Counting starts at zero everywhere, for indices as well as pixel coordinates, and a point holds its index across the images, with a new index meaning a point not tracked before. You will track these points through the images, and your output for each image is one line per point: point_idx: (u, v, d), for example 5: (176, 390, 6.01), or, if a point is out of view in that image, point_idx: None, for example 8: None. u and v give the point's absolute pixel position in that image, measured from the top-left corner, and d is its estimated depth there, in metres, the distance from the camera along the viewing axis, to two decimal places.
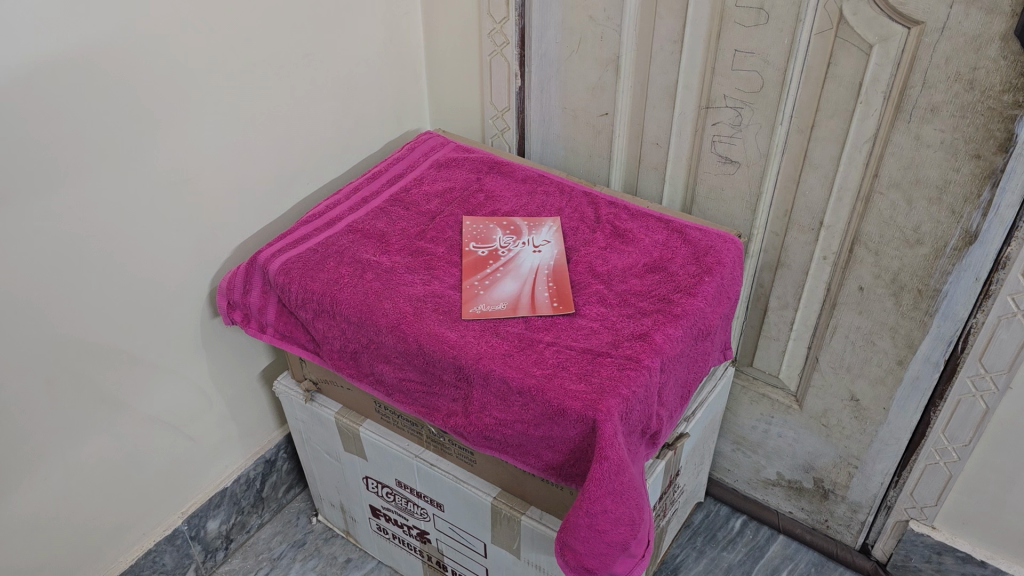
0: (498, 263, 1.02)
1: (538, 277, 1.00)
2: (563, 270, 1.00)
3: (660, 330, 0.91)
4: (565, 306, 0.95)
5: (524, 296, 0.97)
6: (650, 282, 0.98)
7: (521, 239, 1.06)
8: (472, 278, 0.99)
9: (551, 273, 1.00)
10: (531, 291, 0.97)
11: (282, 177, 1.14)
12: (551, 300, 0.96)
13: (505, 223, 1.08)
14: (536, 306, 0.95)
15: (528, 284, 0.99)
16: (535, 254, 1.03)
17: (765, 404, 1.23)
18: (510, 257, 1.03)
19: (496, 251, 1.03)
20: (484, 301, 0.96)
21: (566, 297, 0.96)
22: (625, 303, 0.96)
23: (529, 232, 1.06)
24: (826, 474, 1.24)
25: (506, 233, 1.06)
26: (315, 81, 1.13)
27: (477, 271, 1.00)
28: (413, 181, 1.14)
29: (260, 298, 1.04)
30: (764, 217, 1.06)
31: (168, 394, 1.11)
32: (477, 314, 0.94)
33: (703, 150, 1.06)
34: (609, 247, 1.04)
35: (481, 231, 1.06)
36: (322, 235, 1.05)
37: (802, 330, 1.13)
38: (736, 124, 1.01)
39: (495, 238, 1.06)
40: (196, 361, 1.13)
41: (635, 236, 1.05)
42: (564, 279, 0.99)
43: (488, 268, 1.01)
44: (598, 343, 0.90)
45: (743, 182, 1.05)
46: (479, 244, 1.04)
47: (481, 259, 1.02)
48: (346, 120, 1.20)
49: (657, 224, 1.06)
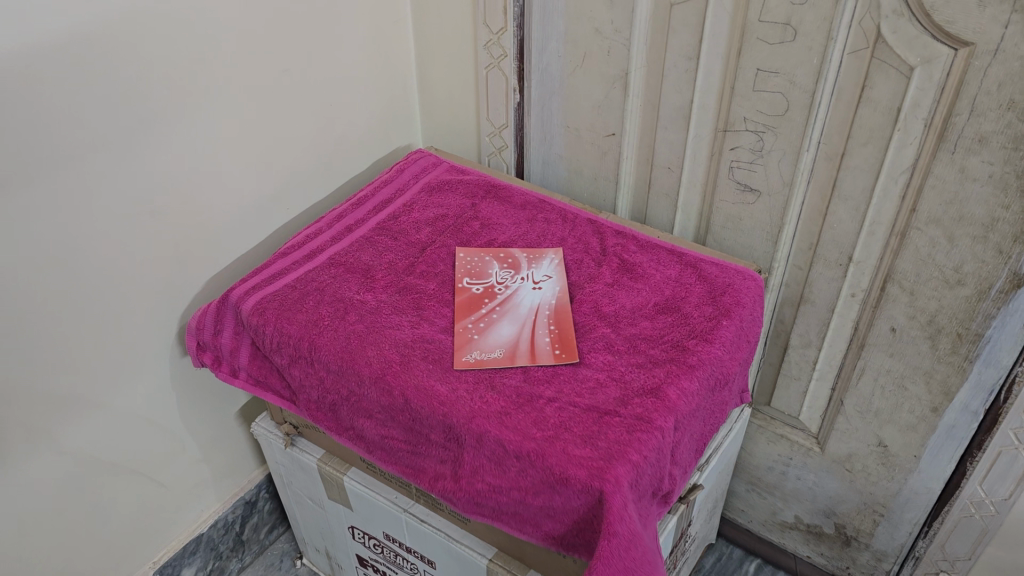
0: (494, 303, 0.92)
1: (539, 319, 0.90)
2: (566, 311, 0.91)
3: (673, 384, 0.82)
4: (568, 356, 0.86)
5: (522, 342, 0.88)
6: (661, 325, 0.89)
7: (520, 273, 0.96)
8: (464, 320, 0.90)
9: (552, 314, 0.91)
10: (531, 337, 0.88)
11: (258, 202, 1.05)
12: (552, 346, 0.87)
13: (501, 254, 0.99)
14: (535, 355, 0.86)
15: (527, 327, 0.89)
16: (534, 292, 0.94)
17: (784, 445, 1.14)
18: (507, 295, 0.94)
19: (492, 288, 0.94)
20: (477, 348, 0.87)
21: (570, 345, 0.87)
22: (634, 352, 0.86)
23: (526, 264, 0.97)
24: (848, 521, 1.15)
25: (502, 267, 0.97)
26: (294, 97, 1.03)
27: (471, 313, 0.91)
28: (403, 207, 1.05)
29: (232, 339, 0.94)
30: (786, 249, 0.97)
31: (135, 440, 1.02)
32: (469, 363, 0.85)
33: (720, 176, 0.97)
34: (615, 283, 0.94)
35: (475, 265, 0.97)
36: (302, 269, 0.96)
37: (826, 371, 1.04)
38: (757, 149, 0.92)
39: (491, 273, 0.96)
40: (167, 404, 1.04)
41: (643, 271, 0.95)
42: (568, 322, 0.90)
43: (482, 309, 0.92)
44: (605, 400, 0.81)
45: (764, 212, 0.96)
46: (474, 280, 0.95)
47: (475, 298, 0.93)
48: (327, 139, 1.11)
49: (669, 257, 0.97)
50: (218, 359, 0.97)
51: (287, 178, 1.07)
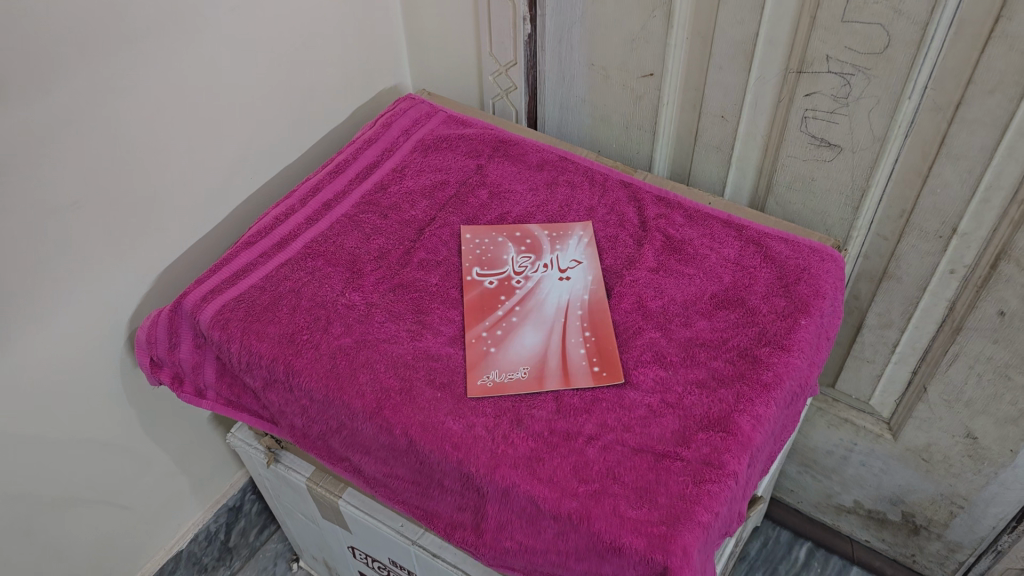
0: (512, 301, 0.75)
1: (569, 324, 0.73)
2: (603, 311, 0.73)
3: (746, 412, 0.65)
4: (611, 375, 0.68)
5: (550, 357, 0.70)
6: (723, 326, 0.71)
7: (542, 259, 0.78)
8: (475, 328, 0.72)
9: (586, 315, 0.73)
10: (562, 349, 0.71)
11: (215, 175, 0.85)
12: (590, 361, 0.69)
13: (517, 232, 0.80)
14: (569, 375, 0.68)
15: (556, 334, 0.72)
16: (561, 286, 0.76)
17: (848, 430, 0.98)
18: (527, 289, 0.76)
19: (508, 282, 0.76)
20: (494, 368, 0.69)
21: (611, 360, 0.69)
22: (693, 366, 0.69)
23: (548, 246, 0.79)
24: (918, 510, 1.01)
25: (519, 251, 0.79)
26: (248, 39, 0.81)
27: (484, 318, 0.73)
28: (393, 172, 0.85)
29: (192, 354, 0.76)
30: (869, 217, 0.78)
31: (88, 467, 0.85)
32: (487, 390, 0.67)
33: (789, 127, 0.77)
34: (661, 269, 0.76)
35: (486, 249, 0.79)
36: (271, 264, 0.77)
37: (907, 353, 0.87)
38: (841, 96, 0.72)
39: (505, 261, 0.78)
40: (126, 421, 0.87)
41: (695, 252, 0.77)
42: (606, 326, 0.72)
43: (498, 312, 0.74)
44: (662, 437, 0.64)
45: (844, 173, 0.77)
46: (486, 271, 0.77)
47: (489, 295, 0.75)
48: (294, 88, 0.90)
49: (725, 232, 0.78)
50: (177, 377, 0.79)
51: (247, 140, 0.87)
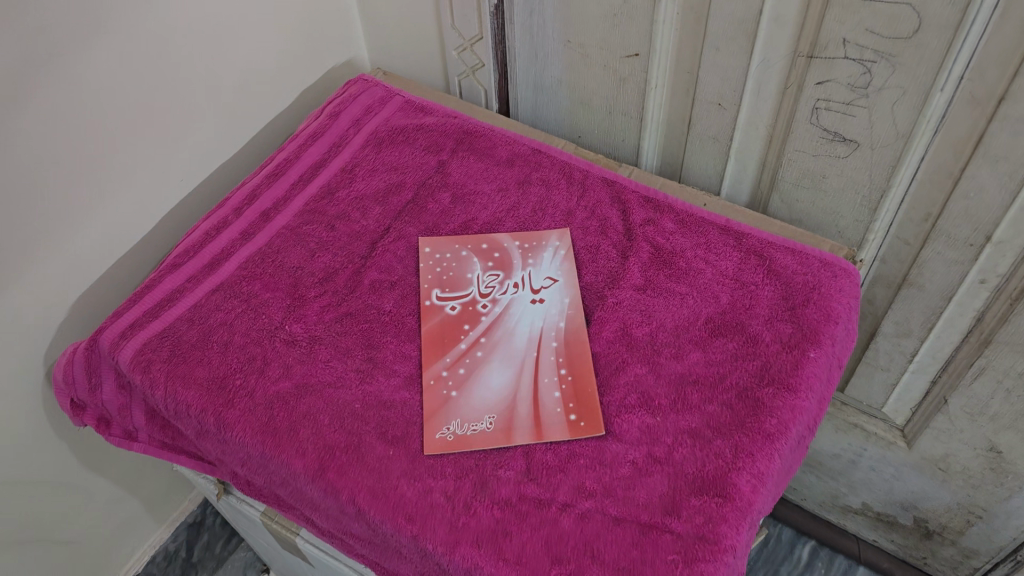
0: (477, 331, 0.65)
1: (542, 360, 0.63)
2: (581, 343, 0.64)
3: (745, 470, 0.56)
4: (589, 426, 0.59)
5: (520, 403, 0.61)
6: (720, 359, 0.62)
7: (511, 277, 0.68)
8: (433, 366, 0.63)
9: (561, 348, 0.64)
10: (533, 394, 0.61)
11: (141, 185, 0.73)
12: (565, 407, 0.60)
13: (483, 244, 0.71)
14: (541, 427, 0.59)
15: (526, 371, 0.63)
16: (533, 311, 0.66)
17: (858, 435, 0.90)
18: (494, 315, 0.66)
19: (472, 306, 0.67)
20: (455, 417, 0.60)
21: (589, 405, 0.60)
22: (685, 411, 0.59)
23: (518, 261, 0.69)
24: (932, 516, 0.93)
25: (486, 267, 0.69)
26: (172, 20, 0.69)
27: (444, 352, 0.64)
28: (341, 173, 0.75)
29: (118, 394, 0.66)
30: (888, 219, 0.68)
31: (20, 510, 0.76)
32: (446, 446, 0.58)
33: (797, 119, 0.66)
34: (649, 287, 0.66)
35: (447, 266, 0.69)
36: (202, 291, 0.67)
37: (926, 362, 0.77)
38: (859, 85, 0.61)
39: (469, 280, 0.68)
40: (59, 455, 0.78)
41: (688, 266, 0.67)
42: (585, 363, 0.63)
43: (461, 345, 0.64)
44: (648, 503, 0.55)
45: (860, 171, 0.66)
46: (447, 293, 0.67)
47: (451, 323, 0.66)
48: (227, 72, 0.78)
49: (723, 241, 0.68)
50: (103, 418, 0.68)
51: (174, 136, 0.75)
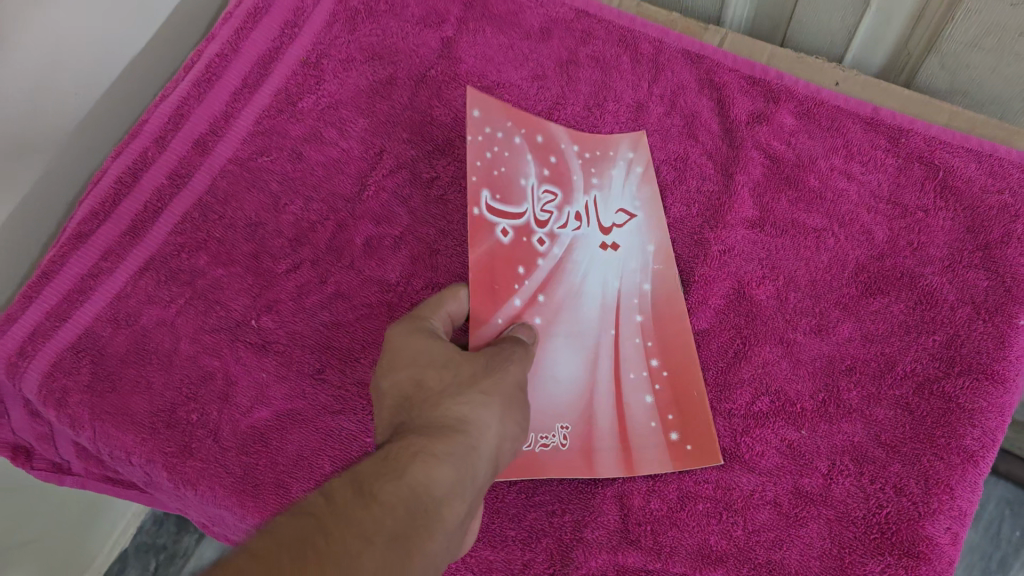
0: (532, 280, 0.44)
1: (625, 344, 0.44)
2: (678, 319, 0.44)
3: (941, 513, 0.39)
4: (697, 451, 0.41)
5: (598, 413, 0.42)
6: (885, 330, 0.43)
7: (572, 202, 0.47)
8: (484, 326, 0.42)
9: (651, 324, 0.44)
10: (616, 397, 0.43)
11: (30, 136, 0.49)
12: (663, 421, 0.42)
13: (538, 136, 0.48)
14: (632, 451, 0.41)
15: (603, 363, 0.43)
16: (605, 262, 0.45)
17: None
18: (552, 259, 0.45)
19: (528, 237, 0.45)
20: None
21: (695, 420, 0.42)
22: (841, 419, 0.41)
23: (579, 176, 0.48)
24: None
25: (542, 177, 0.47)
26: None
27: (495, 307, 0.43)
28: (301, 69, 0.53)
29: (34, 426, 0.49)
30: None
31: None
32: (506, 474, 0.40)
33: None
34: (768, 221, 0.46)
35: (494, 164, 0.46)
36: (124, 275, 0.48)
37: None
38: None
39: (523, 192, 0.46)
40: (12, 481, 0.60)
41: (824, 186, 0.47)
42: (685, 351, 0.44)
43: (515, 300, 0.43)
44: (805, 572, 0.38)
45: None
46: (497, 205, 0.45)
47: (500, 258, 0.44)
48: None
49: (869, 141, 0.48)
50: (22, 449, 0.51)
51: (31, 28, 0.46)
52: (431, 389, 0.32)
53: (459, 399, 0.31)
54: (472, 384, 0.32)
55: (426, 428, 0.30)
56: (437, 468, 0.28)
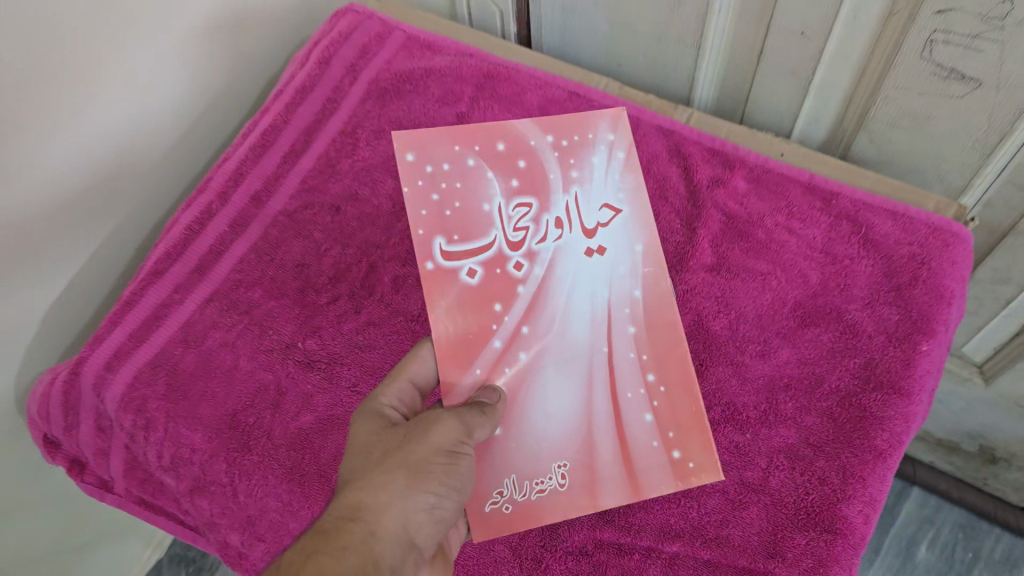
0: (511, 313, 0.49)
1: (619, 360, 0.49)
2: (667, 317, 0.50)
3: (854, 499, 0.48)
4: (699, 467, 0.48)
5: (599, 438, 0.48)
6: (815, 353, 0.53)
7: (548, 212, 0.51)
8: (458, 386, 0.47)
9: (642, 341, 0.50)
10: (615, 418, 0.49)
11: (116, 185, 0.60)
12: (664, 438, 0.48)
13: (499, 144, 0.53)
14: (636, 475, 0.48)
15: (594, 388, 0.49)
16: (591, 269, 0.50)
17: None
18: (534, 280, 0.50)
19: (500, 269, 0.50)
20: (509, 475, 0.47)
21: (693, 434, 0.49)
22: (778, 425, 0.51)
23: (555, 175, 0.53)
24: (1001, 445, 0.86)
25: (510, 190, 0.52)
26: None
27: (473, 356, 0.47)
28: (340, 138, 0.64)
29: (95, 439, 0.57)
30: (1004, 164, 0.57)
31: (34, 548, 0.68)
32: (506, 527, 0.46)
33: (903, 52, 0.54)
34: (723, 266, 0.57)
35: (452, 197, 0.51)
36: (191, 304, 0.58)
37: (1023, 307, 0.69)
38: (992, 16, 0.49)
39: (489, 218, 0.51)
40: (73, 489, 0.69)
41: (769, 238, 0.57)
42: (675, 359, 0.50)
43: (494, 343, 0.48)
44: (745, 545, 0.48)
45: (977, 112, 0.55)
46: (457, 244, 0.49)
47: (472, 300, 0.48)
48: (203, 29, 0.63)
49: (807, 202, 0.58)
50: (78, 460, 0.59)
51: (124, 98, 0.58)
52: (350, 474, 0.40)
53: (365, 478, 0.39)
54: (379, 463, 0.40)
55: (339, 512, 0.38)
56: (335, 557, 0.35)
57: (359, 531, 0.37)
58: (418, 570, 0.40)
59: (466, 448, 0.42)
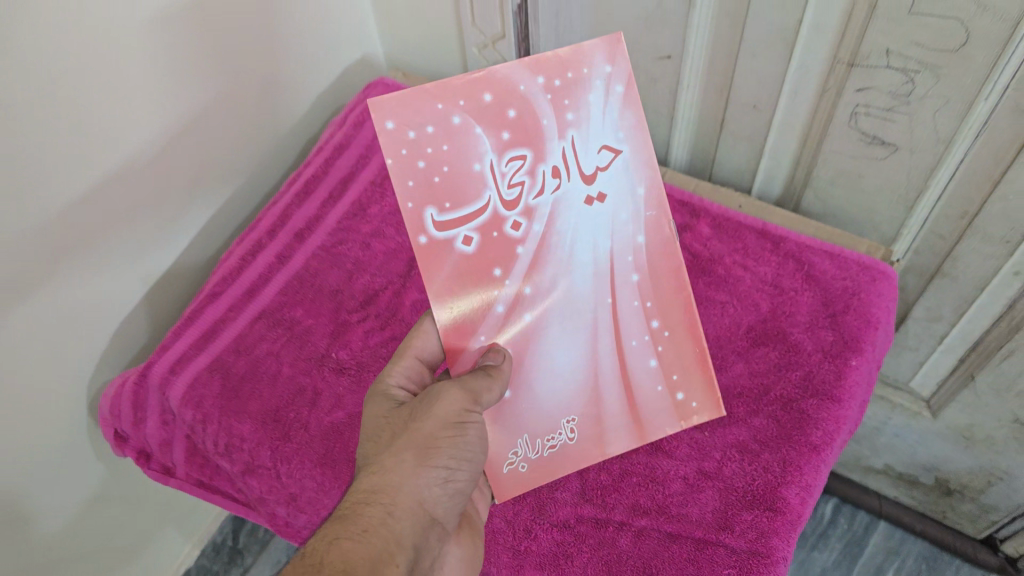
0: (511, 278, 0.48)
1: (621, 309, 0.51)
2: (666, 260, 0.52)
3: (792, 483, 0.58)
4: (704, 408, 0.55)
5: (605, 382, 0.53)
6: (763, 367, 0.64)
7: (547, 162, 0.47)
8: (466, 353, 0.49)
9: (645, 294, 0.52)
10: (621, 368, 0.53)
11: (184, 221, 0.72)
12: (668, 380, 0.54)
13: (483, 94, 0.46)
14: (642, 420, 0.54)
15: (601, 341, 0.51)
16: (592, 218, 0.49)
17: (884, 405, 0.93)
18: (536, 239, 0.48)
19: (498, 231, 0.47)
20: (522, 433, 0.51)
21: (692, 377, 0.55)
22: (731, 424, 0.61)
23: (549, 120, 0.47)
24: (953, 476, 0.95)
25: (502, 143, 0.46)
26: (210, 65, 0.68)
27: (477, 323, 0.49)
28: (370, 187, 0.76)
29: (159, 431, 0.68)
30: (924, 216, 0.69)
31: (89, 543, 0.77)
32: (529, 484, 0.52)
33: (836, 122, 0.66)
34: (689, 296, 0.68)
35: (438, 163, 0.46)
36: (242, 320, 0.69)
37: (956, 342, 0.79)
38: (900, 94, 0.61)
39: (482, 178, 0.46)
40: (124, 489, 0.79)
41: (728, 273, 0.68)
42: (677, 307, 0.53)
43: (498, 306, 0.49)
44: (701, 519, 0.57)
45: (898, 172, 0.66)
46: (449, 214, 0.46)
47: (471, 272, 0.47)
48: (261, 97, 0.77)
49: (760, 246, 0.69)
50: (143, 451, 0.70)
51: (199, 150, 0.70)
52: (364, 462, 0.45)
53: (376, 466, 0.44)
54: (388, 447, 0.45)
55: (351, 499, 0.43)
56: (352, 540, 0.40)
57: (377, 514, 0.42)
58: (436, 538, 0.46)
59: (472, 414, 0.46)
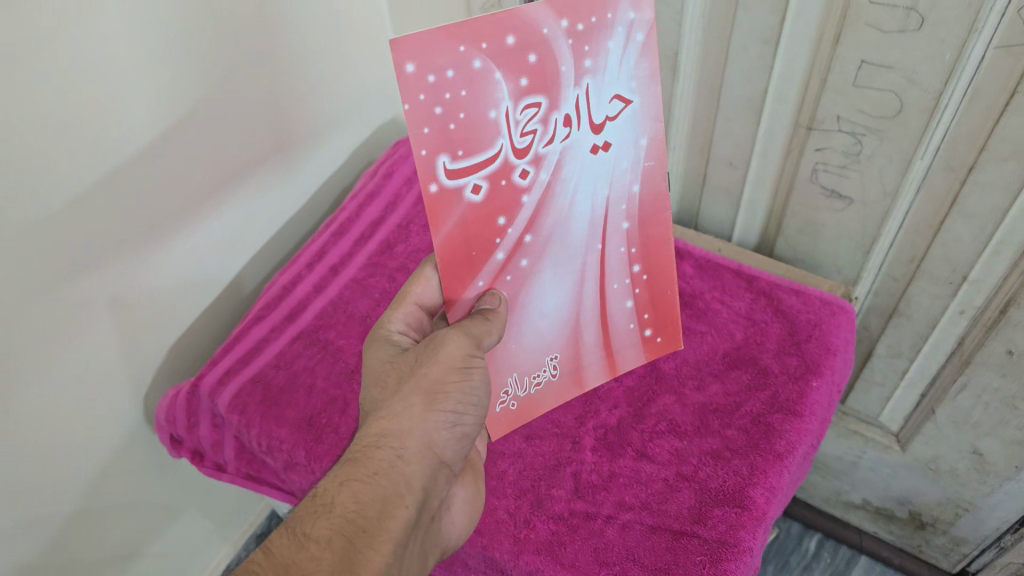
0: (514, 224, 0.51)
1: (608, 256, 0.57)
2: (653, 207, 0.56)
3: (759, 485, 0.66)
4: (666, 341, 0.64)
5: (587, 324, 0.59)
6: (735, 388, 0.73)
7: (558, 111, 0.48)
8: (464, 299, 0.53)
9: (630, 243, 0.57)
10: (602, 306, 0.59)
11: (232, 249, 0.84)
12: (640, 318, 0.62)
13: (507, 37, 0.45)
14: (614, 355, 0.62)
15: (586, 287, 0.57)
16: (594, 168, 0.52)
17: (858, 439, 1.01)
18: (542, 188, 0.51)
19: (506, 179, 0.49)
20: (512, 374, 0.58)
21: (661, 317, 0.63)
22: (706, 435, 0.70)
23: (567, 67, 0.48)
24: (925, 509, 1.02)
25: (520, 90, 0.47)
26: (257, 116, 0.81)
27: (476, 271, 0.52)
28: (397, 229, 0.88)
29: (211, 432, 0.77)
30: (879, 260, 0.79)
31: (133, 539, 0.86)
32: (518, 419, 0.60)
33: (801, 177, 0.77)
34: None
35: (461, 107, 0.46)
36: (282, 341, 0.79)
37: (917, 378, 0.88)
38: (851, 153, 0.72)
39: (497, 125, 0.47)
40: (167, 492, 0.89)
41: (706, 307, 0.80)
42: (653, 250, 0.59)
43: (499, 254, 0.52)
44: (678, 514, 0.65)
45: (855, 221, 0.77)
46: (463, 160, 0.47)
47: (479, 218, 0.50)
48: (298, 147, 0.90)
49: (735, 283, 0.81)
50: (196, 452, 0.79)
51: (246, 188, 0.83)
52: (373, 408, 0.53)
53: (382, 412, 0.51)
54: (393, 395, 0.52)
55: (362, 444, 0.51)
56: (363, 483, 0.48)
57: (386, 456, 0.50)
58: (444, 473, 0.54)
59: (475, 357, 0.53)
